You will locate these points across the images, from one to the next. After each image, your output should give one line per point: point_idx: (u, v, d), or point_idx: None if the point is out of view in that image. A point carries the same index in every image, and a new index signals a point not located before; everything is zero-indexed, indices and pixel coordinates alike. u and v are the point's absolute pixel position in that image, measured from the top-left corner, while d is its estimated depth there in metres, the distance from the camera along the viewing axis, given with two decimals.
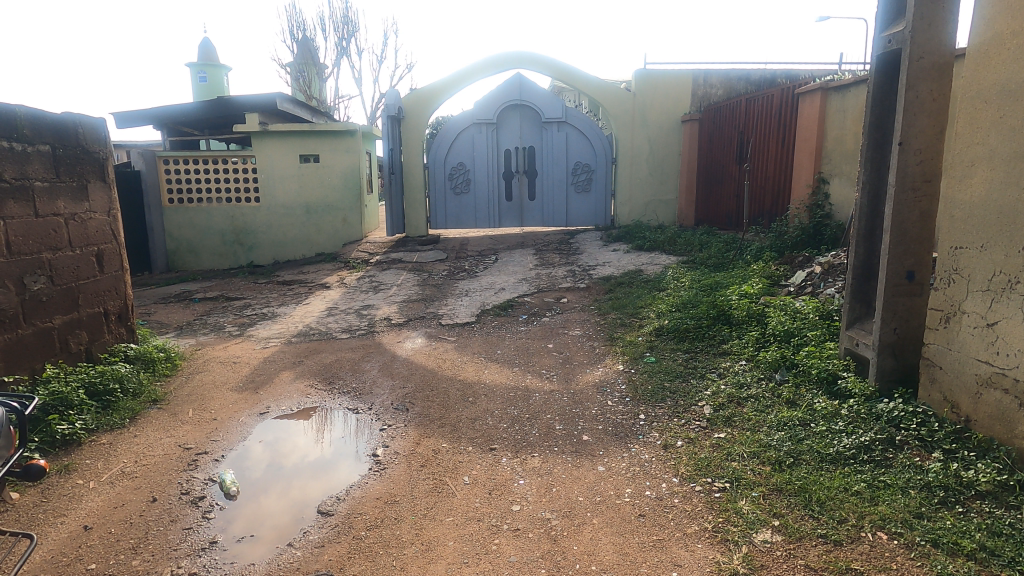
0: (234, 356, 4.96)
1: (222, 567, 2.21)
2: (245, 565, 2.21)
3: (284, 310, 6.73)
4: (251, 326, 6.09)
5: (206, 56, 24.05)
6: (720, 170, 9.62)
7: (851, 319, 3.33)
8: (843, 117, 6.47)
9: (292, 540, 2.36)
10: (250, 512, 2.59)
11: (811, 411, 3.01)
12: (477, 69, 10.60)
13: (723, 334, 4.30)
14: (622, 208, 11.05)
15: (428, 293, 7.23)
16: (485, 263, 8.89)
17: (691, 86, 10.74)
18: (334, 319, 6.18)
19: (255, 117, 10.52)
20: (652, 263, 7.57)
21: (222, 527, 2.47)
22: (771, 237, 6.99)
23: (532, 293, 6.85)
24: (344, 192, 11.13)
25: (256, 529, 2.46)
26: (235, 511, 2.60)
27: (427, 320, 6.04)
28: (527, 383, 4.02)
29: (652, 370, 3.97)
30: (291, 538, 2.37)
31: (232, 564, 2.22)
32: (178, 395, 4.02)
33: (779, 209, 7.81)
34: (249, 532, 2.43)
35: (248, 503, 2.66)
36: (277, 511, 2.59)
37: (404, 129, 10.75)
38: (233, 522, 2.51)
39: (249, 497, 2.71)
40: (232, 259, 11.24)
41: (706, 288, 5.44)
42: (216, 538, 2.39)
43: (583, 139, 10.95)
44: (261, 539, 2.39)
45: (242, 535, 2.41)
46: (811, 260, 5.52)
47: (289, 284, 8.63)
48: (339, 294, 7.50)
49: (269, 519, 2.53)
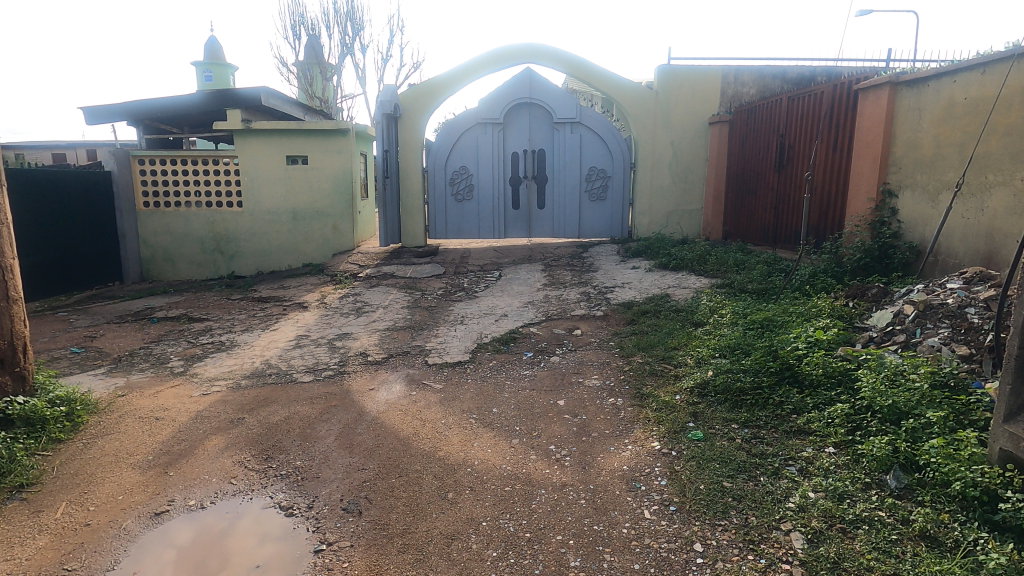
0: (161, 407, 3.95)
1: (226, 563, 2.36)
2: (248, 563, 2.34)
3: (246, 339, 5.72)
4: (200, 360, 5.07)
5: (210, 53, 23.32)
6: (755, 179, 8.52)
7: (1014, 408, 2.29)
8: (918, 117, 5.36)
9: (293, 540, 2.47)
10: (252, 516, 2.66)
11: (976, 565, 1.93)
12: (482, 63, 9.57)
13: (795, 401, 3.20)
14: (641, 218, 9.98)
15: (418, 318, 6.18)
16: (486, 280, 7.85)
17: (721, 85, 9.64)
18: (300, 353, 5.14)
19: (236, 113, 9.57)
20: (681, 287, 6.47)
21: (229, 522, 2.61)
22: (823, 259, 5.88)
23: (539, 323, 5.77)
24: (335, 197, 10.05)
25: (262, 523, 2.60)
26: (242, 508, 2.73)
27: (411, 357, 4.97)
28: (529, 470, 2.94)
29: (702, 455, 2.89)
30: (296, 533, 2.52)
31: (235, 563, 2.35)
32: (59, 476, 3.00)
33: (828, 226, 6.69)
34: (256, 526, 2.58)
35: (256, 501, 2.79)
36: (283, 505, 2.74)
37: (402, 128, 9.74)
38: (239, 518, 2.65)
39: (254, 497, 2.83)
40: (211, 268, 10.27)
41: (757, 329, 4.35)
42: (221, 536, 2.52)
43: (599, 142, 9.88)
44: (265, 535, 2.51)
45: (246, 534, 2.53)
46: (889, 294, 4.40)
47: (263, 302, 7.62)
48: (315, 317, 6.48)
49: (274, 515, 2.66)
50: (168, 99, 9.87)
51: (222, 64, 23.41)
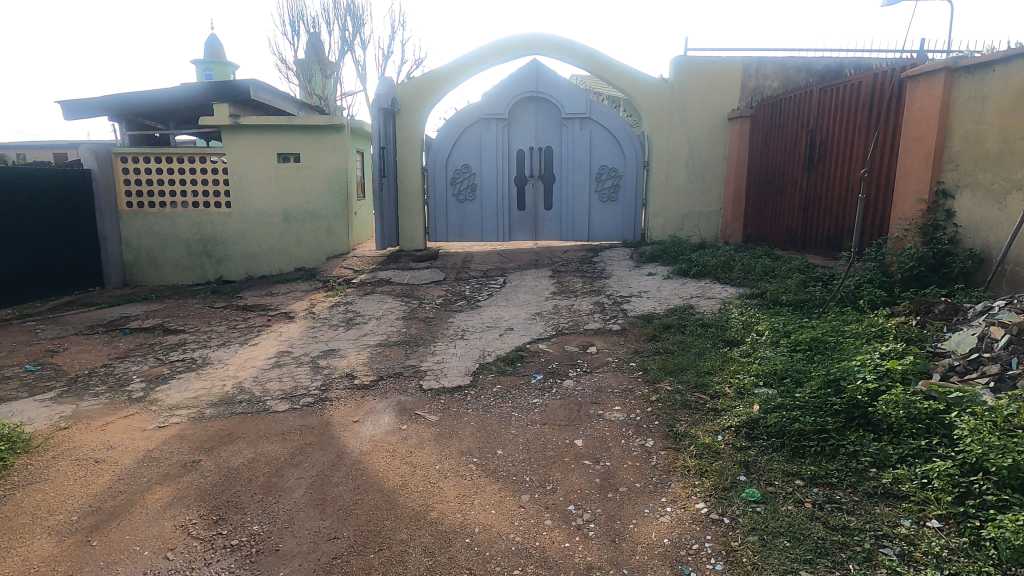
0: (105, 444, 3.34)
1: None
2: None
3: (222, 355, 5.11)
4: (165, 382, 4.46)
5: (211, 53, 22.82)
6: (780, 179, 7.89)
7: None
8: (980, 106, 4.72)
9: None
10: (219, 552, 2.36)
11: None
12: (486, 54, 8.96)
13: (875, 452, 2.57)
14: (655, 220, 9.35)
15: (414, 332, 5.56)
16: (490, 287, 7.23)
17: (741, 77, 9.01)
18: (279, 374, 4.53)
19: (223, 107, 9.02)
20: (705, 298, 5.83)
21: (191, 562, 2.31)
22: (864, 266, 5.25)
23: (549, 339, 5.14)
24: (328, 197, 9.41)
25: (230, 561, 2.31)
26: (207, 542, 2.42)
27: (404, 380, 4.35)
28: (543, 543, 2.33)
29: (765, 526, 2.28)
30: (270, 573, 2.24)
31: None
32: None
33: (870, 231, 6.04)
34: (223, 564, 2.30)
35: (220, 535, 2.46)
36: (253, 537, 2.44)
37: (400, 124, 9.12)
38: (202, 557, 2.34)
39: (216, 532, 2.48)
40: (198, 272, 9.68)
41: (807, 354, 3.71)
42: None
43: (611, 139, 9.25)
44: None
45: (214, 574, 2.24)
46: (961, 312, 3.76)
47: (247, 311, 7.01)
48: (300, 330, 5.86)
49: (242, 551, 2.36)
50: (152, 92, 9.27)
51: (223, 64, 22.90)
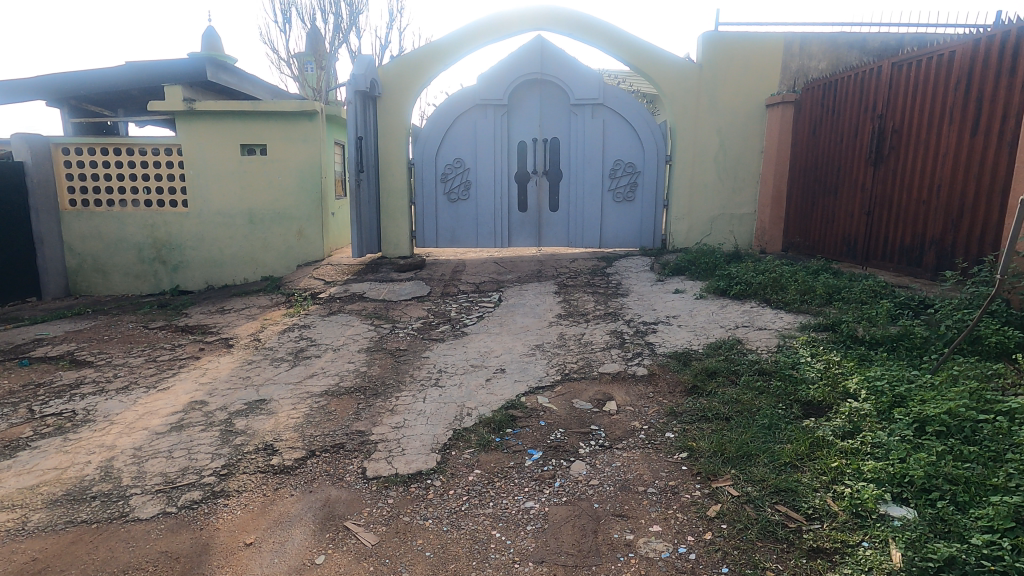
0: None
1: None
2: None
3: (115, 406, 3.83)
4: (10, 456, 3.18)
5: (209, 46, 21.27)
6: (833, 177, 6.54)
7: None
8: None
9: None
10: None
11: None
12: (482, 29, 7.64)
13: None
14: (679, 224, 8.00)
15: (378, 373, 4.24)
16: (482, 307, 5.92)
17: (781, 56, 7.64)
18: (173, 443, 3.23)
19: (175, 90, 7.74)
20: (755, 329, 4.49)
21: None
22: (969, 291, 3.93)
23: (552, 388, 3.80)
24: (299, 195, 8.11)
25: None
26: None
27: (344, 458, 3.04)
28: None
29: None
30: None
31: None
32: None
33: (981, 246, 4.67)
34: None
35: None
36: None
37: (381, 111, 7.80)
38: None
39: None
40: (151, 281, 8.44)
41: (953, 448, 2.39)
42: None
43: (627, 129, 7.92)
44: None
45: None
46: None
47: (184, 335, 5.71)
48: (233, 366, 4.55)
49: None
50: (94, 72, 7.97)
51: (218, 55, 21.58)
